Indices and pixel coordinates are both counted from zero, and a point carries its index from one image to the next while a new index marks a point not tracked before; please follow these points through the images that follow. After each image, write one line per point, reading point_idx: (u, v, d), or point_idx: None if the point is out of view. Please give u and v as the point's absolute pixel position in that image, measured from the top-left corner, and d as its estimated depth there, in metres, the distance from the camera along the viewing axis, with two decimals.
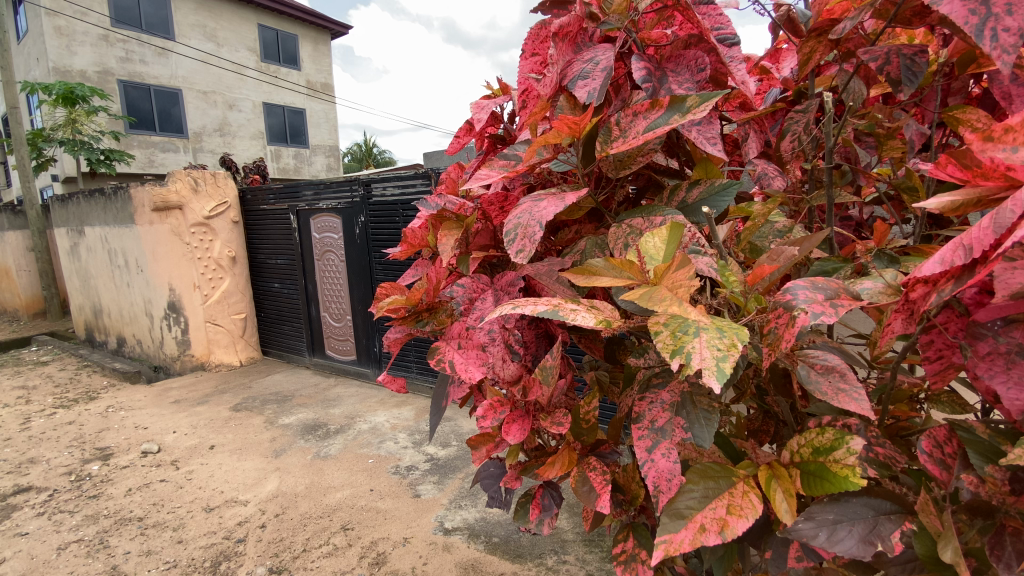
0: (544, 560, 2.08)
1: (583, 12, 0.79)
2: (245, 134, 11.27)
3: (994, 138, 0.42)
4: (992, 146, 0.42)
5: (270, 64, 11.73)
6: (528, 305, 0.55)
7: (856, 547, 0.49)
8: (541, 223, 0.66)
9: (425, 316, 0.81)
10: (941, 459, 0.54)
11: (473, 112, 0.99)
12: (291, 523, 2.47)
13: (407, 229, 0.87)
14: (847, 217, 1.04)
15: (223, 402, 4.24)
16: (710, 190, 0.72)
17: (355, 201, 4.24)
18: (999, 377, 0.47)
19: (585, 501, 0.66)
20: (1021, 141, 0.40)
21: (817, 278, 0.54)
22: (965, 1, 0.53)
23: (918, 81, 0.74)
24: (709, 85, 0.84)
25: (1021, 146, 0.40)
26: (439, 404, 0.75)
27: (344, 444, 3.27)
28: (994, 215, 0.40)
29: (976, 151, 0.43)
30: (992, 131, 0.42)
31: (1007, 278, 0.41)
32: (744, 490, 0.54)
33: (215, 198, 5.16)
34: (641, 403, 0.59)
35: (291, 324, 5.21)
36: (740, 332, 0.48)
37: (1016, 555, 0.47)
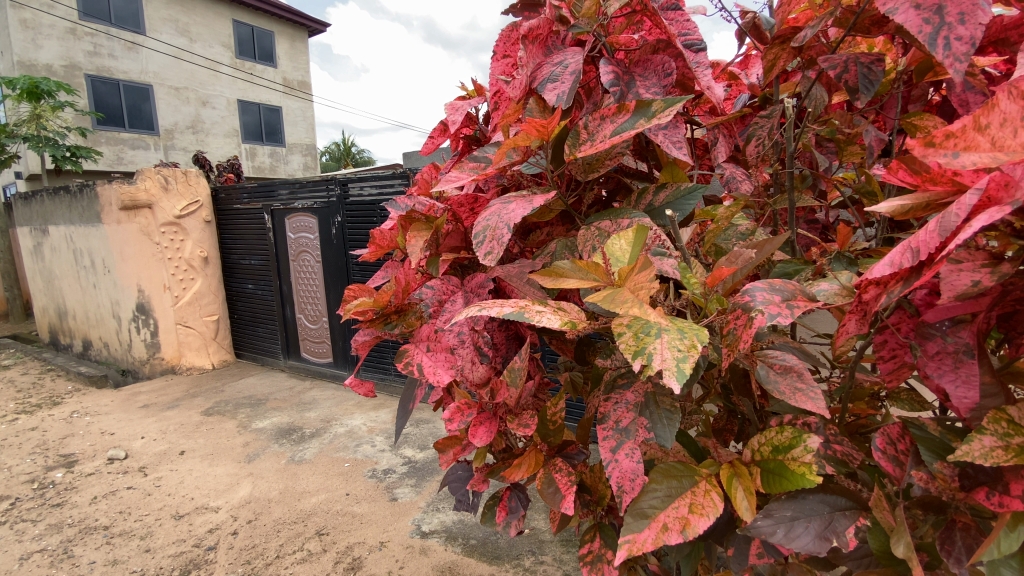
0: (522, 562, 2.08)
1: (553, 15, 0.80)
2: (218, 132, 11.02)
3: (936, 144, 0.43)
4: (934, 152, 0.43)
5: (245, 60, 11.48)
6: (493, 306, 0.55)
7: (813, 543, 0.51)
8: (509, 224, 0.66)
9: (393, 319, 0.80)
10: (894, 455, 0.55)
11: (447, 113, 0.98)
12: (265, 529, 2.42)
13: (375, 230, 0.86)
14: (813, 221, 1.06)
15: (195, 406, 4.12)
16: (677, 193, 0.74)
17: (331, 201, 4.18)
18: (947, 376, 0.49)
19: (550, 503, 0.66)
20: (961, 147, 0.42)
21: (775, 279, 0.54)
22: (918, 11, 0.55)
23: (875, 89, 0.77)
24: (677, 89, 0.85)
25: (961, 152, 0.41)
26: (406, 408, 0.74)
27: (320, 448, 3.22)
28: (941, 218, 0.41)
29: (920, 157, 0.44)
30: (933, 137, 0.43)
31: (952, 280, 0.43)
32: (706, 488, 0.55)
33: (186, 197, 5.02)
34: (606, 404, 0.59)
35: (265, 325, 5.11)
36: (700, 332, 0.49)
37: (965, 550, 0.48)
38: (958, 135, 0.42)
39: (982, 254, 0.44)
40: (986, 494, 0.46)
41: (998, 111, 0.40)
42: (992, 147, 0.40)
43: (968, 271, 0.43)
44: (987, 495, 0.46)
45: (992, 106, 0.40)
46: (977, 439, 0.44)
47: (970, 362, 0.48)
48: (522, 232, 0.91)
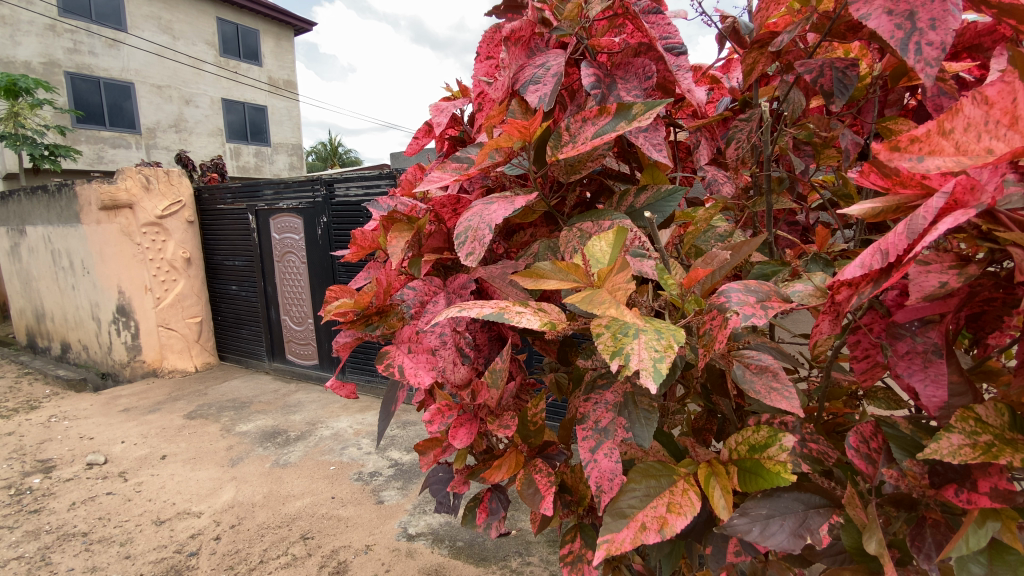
0: (508, 563, 2.07)
1: (535, 17, 0.80)
2: (202, 131, 10.86)
3: (901, 148, 0.43)
4: (899, 156, 0.44)
5: (230, 59, 11.33)
6: (473, 308, 0.55)
7: (788, 541, 0.51)
8: (490, 225, 0.65)
9: (375, 320, 0.79)
10: (867, 454, 0.56)
11: (432, 113, 0.98)
12: (248, 534, 2.39)
13: (357, 231, 0.85)
14: (794, 223, 1.08)
15: (177, 410, 4.05)
16: (657, 196, 0.75)
17: (316, 201, 4.14)
18: (917, 375, 0.50)
19: (530, 503, 0.66)
20: (925, 151, 0.42)
21: (750, 281, 0.55)
22: (891, 17, 0.56)
23: (850, 93, 0.78)
24: (658, 92, 0.86)
25: (925, 156, 0.42)
26: (387, 410, 0.74)
27: (306, 451, 3.18)
28: (908, 221, 0.41)
29: (886, 161, 0.45)
30: (898, 142, 0.44)
31: (920, 281, 0.44)
32: (683, 487, 0.56)
33: (167, 197, 4.94)
34: (586, 404, 0.59)
35: (249, 327, 5.05)
36: (676, 333, 0.49)
37: (935, 546, 0.49)
38: (922, 140, 0.43)
39: (948, 256, 0.45)
40: (955, 491, 0.47)
41: (962, 116, 0.41)
42: (956, 151, 0.41)
43: (936, 272, 0.44)
44: (957, 493, 0.47)
45: (955, 110, 0.41)
46: (946, 437, 0.45)
47: (939, 361, 0.49)
48: (506, 232, 0.91)
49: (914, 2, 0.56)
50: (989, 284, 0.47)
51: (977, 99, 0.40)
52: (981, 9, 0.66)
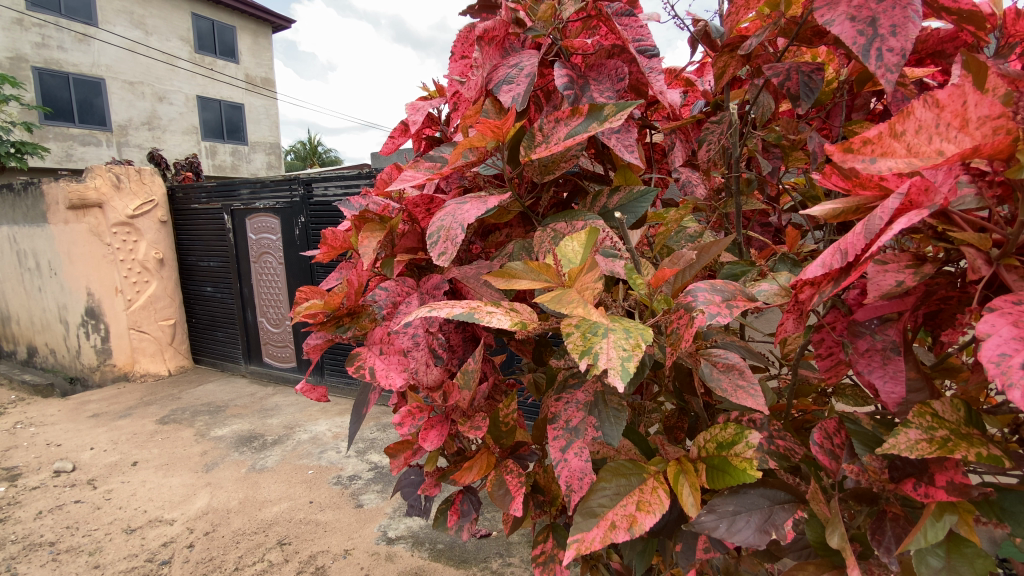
0: (489, 564, 2.07)
1: (510, 16, 0.79)
2: (176, 128, 10.61)
3: (854, 149, 0.43)
4: (853, 157, 0.44)
5: (205, 56, 11.07)
6: (443, 308, 0.54)
7: (753, 536, 0.52)
8: (462, 225, 0.65)
9: (346, 321, 0.78)
10: (831, 449, 0.56)
11: (408, 113, 0.96)
12: (222, 541, 2.34)
13: (327, 231, 0.83)
14: (766, 224, 1.08)
15: (149, 415, 3.94)
16: (629, 196, 0.76)
17: (294, 201, 4.07)
18: (877, 372, 0.51)
19: (501, 505, 0.65)
20: (877, 153, 0.43)
21: (717, 280, 0.56)
22: (853, 23, 0.58)
23: (816, 96, 0.80)
24: (630, 93, 0.86)
25: (878, 158, 0.43)
26: (359, 412, 0.72)
27: (283, 455, 3.13)
28: (866, 221, 0.42)
29: (839, 163, 0.44)
30: (852, 143, 0.44)
31: (878, 280, 0.46)
32: (653, 486, 0.56)
33: (139, 196, 4.79)
34: (557, 404, 0.59)
35: (224, 330, 4.94)
36: (644, 332, 0.50)
37: (895, 539, 0.50)
38: (875, 141, 0.43)
39: (905, 256, 0.46)
40: (913, 485, 0.48)
41: (913, 119, 0.41)
42: (908, 153, 0.42)
43: (893, 271, 0.46)
44: (915, 487, 0.48)
45: (906, 113, 0.41)
46: (903, 432, 0.46)
47: (897, 358, 0.50)
48: (481, 232, 0.91)
49: (876, 9, 0.57)
50: (944, 283, 0.48)
51: (928, 102, 0.40)
52: (941, 16, 0.68)
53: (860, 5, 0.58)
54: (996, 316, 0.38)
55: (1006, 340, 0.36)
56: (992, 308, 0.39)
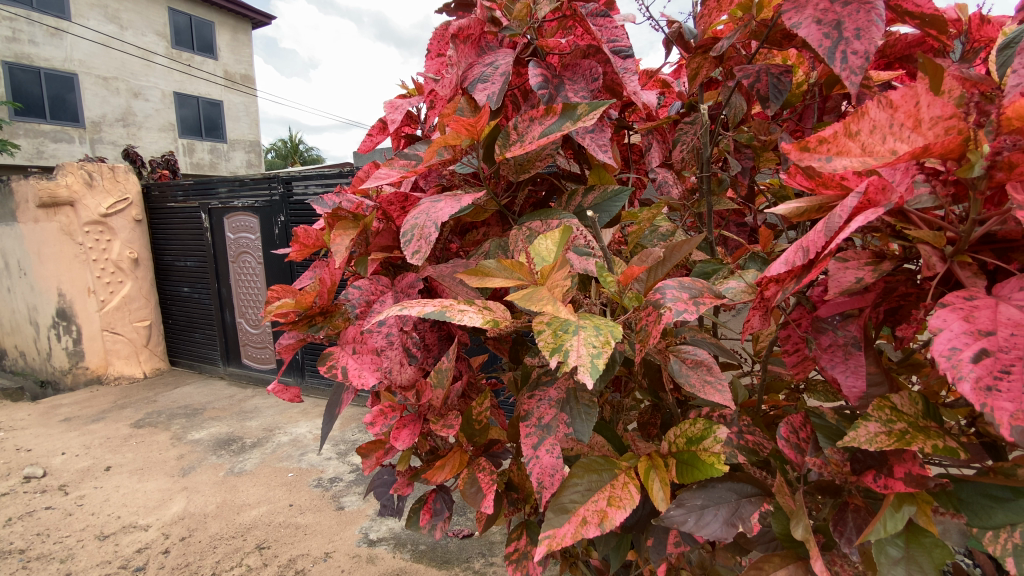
0: (471, 564, 2.06)
1: (484, 16, 0.79)
2: (152, 125, 10.36)
3: (811, 148, 0.45)
4: (809, 156, 0.45)
5: (183, 51, 10.83)
6: (415, 306, 0.54)
7: (720, 529, 0.53)
8: (436, 223, 0.64)
9: (319, 320, 0.77)
10: (796, 443, 0.57)
11: (386, 111, 0.96)
12: (199, 546, 2.29)
13: (300, 229, 0.82)
14: (742, 224, 1.08)
15: (123, 419, 3.85)
16: (604, 196, 0.77)
17: (274, 199, 4.00)
18: (839, 367, 0.52)
19: (472, 502, 0.66)
20: (832, 152, 0.44)
21: (685, 278, 0.57)
22: (819, 26, 0.59)
23: (784, 99, 0.81)
24: (606, 94, 0.87)
25: (833, 157, 0.44)
26: (332, 412, 0.71)
27: (262, 458, 3.08)
28: (826, 219, 0.43)
29: (796, 162, 0.46)
30: (808, 142, 0.45)
31: (838, 277, 0.47)
32: (624, 481, 0.57)
33: (113, 194, 4.66)
34: (530, 401, 0.60)
35: (201, 331, 4.85)
36: (614, 329, 0.51)
37: (855, 530, 0.52)
38: (830, 140, 0.44)
39: (865, 254, 0.48)
40: (873, 477, 0.49)
41: (867, 119, 0.42)
42: (862, 153, 0.43)
43: (853, 268, 0.47)
44: (875, 478, 0.49)
45: (861, 113, 0.42)
46: (864, 425, 0.47)
47: (858, 353, 0.51)
48: (458, 231, 0.91)
49: (841, 13, 0.59)
50: (903, 280, 0.50)
51: (882, 103, 0.41)
52: (905, 20, 0.69)
53: (825, 8, 0.60)
54: (948, 311, 0.39)
55: (956, 334, 0.37)
56: (945, 303, 0.40)
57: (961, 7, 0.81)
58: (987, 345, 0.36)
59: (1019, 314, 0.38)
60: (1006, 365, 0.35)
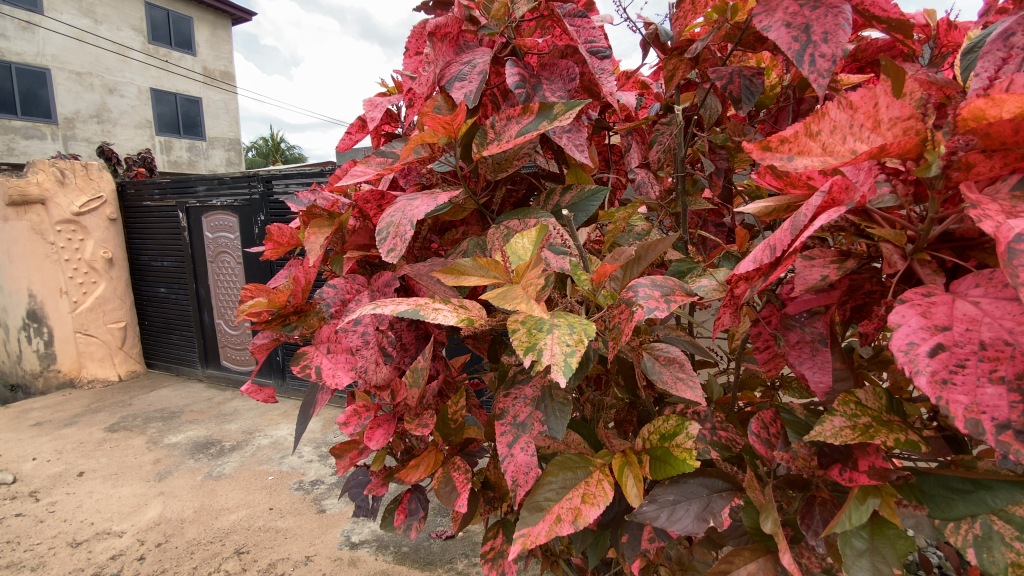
0: (455, 565, 2.05)
1: (462, 14, 0.79)
2: (128, 122, 10.11)
3: (772, 148, 0.46)
4: (772, 155, 0.46)
5: (160, 47, 10.59)
6: (388, 304, 0.53)
7: (692, 524, 0.54)
8: (412, 222, 0.64)
9: (293, 320, 0.76)
10: (766, 438, 0.58)
11: (365, 108, 0.95)
12: (175, 552, 2.24)
13: (273, 227, 0.81)
14: (720, 224, 1.08)
15: (97, 423, 3.75)
16: (581, 195, 0.77)
17: (253, 198, 3.94)
18: (806, 363, 0.53)
19: (447, 502, 0.66)
20: (794, 152, 0.45)
21: (658, 276, 0.57)
22: (788, 29, 0.60)
23: (756, 100, 0.83)
24: (584, 94, 0.87)
25: (794, 157, 0.45)
26: (306, 413, 0.71)
27: (241, 461, 3.03)
28: (792, 219, 0.44)
29: (760, 161, 0.47)
30: (770, 142, 0.46)
31: (804, 274, 0.48)
32: (599, 478, 0.57)
33: (86, 192, 4.55)
34: (505, 399, 0.60)
35: (179, 332, 4.74)
36: (588, 327, 0.51)
37: (822, 522, 0.53)
38: (791, 141, 0.45)
39: (831, 252, 0.49)
40: (839, 470, 0.51)
41: (827, 119, 0.43)
42: (823, 152, 0.44)
43: (819, 266, 0.48)
44: (840, 472, 0.51)
45: (821, 114, 0.43)
46: (829, 420, 0.48)
47: (825, 350, 0.53)
48: (437, 231, 0.90)
49: (810, 16, 0.60)
50: (867, 277, 0.51)
51: (842, 103, 0.42)
52: (873, 25, 0.71)
53: (795, 12, 0.61)
54: (906, 307, 0.40)
55: (914, 329, 0.38)
56: (905, 300, 0.41)
57: (929, 12, 0.84)
58: (942, 339, 0.37)
59: (974, 309, 0.39)
60: (960, 360, 0.36)
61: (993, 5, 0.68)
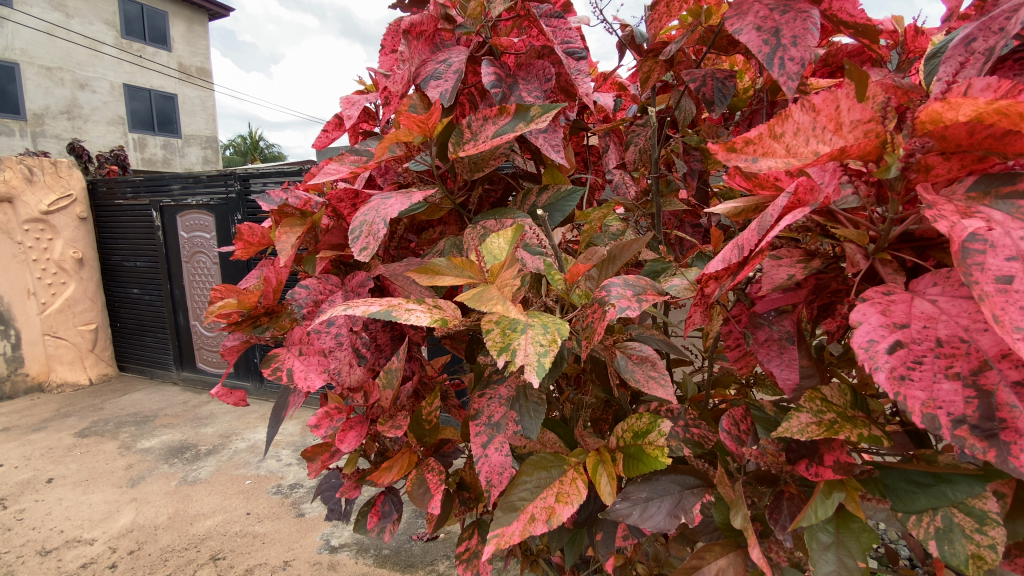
0: (435, 567, 2.03)
1: (438, 12, 0.79)
2: (100, 119, 9.83)
3: (738, 149, 0.46)
4: (737, 156, 0.47)
5: (133, 42, 10.32)
6: (360, 305, 0.52)
7: (664, 521, 0.55)
8: (386, 222, 0.63)
9: (264, 321, 0.75)
10: (737, 435, 0.59)
11: (342, 106, 0.93)
12: (149, 560, 2.18)
13: (243, 226, 0.79)
14: (698, 225, 1.08)
15: (66, 428, 3.63)
16: (558, 195, 0.78)
17: (230, 197, 3.86)
18: (774, 360, 0.54)
19: (420, 503, 0.67)
20: (758, 153, 0.46)
21: (630, 275, 0.58)
22: (758, 33, 0.61)
23: (728, 102, 0.84)
24: (561, 94, 0.87)
25: (758, 158, 0.46)
26: (277, 415, 0.69)
27: (218, 466, 2.97)
28: (759, 219, 0.44)
29: (726, 161, 0.47)
30: (735, 143, 0.46)
31: (771, 273, 0.49)
32: (572, 477, 0.57)
33: (55, 190, 4.42)
34: (480, 399, 0.60)
35: (153, 334, 4.62)
36: (561, 327, 0.51)
37: (789, 517, 0.54)
38: (756, 142, 0.46)
39: (797, 252, 0.50)
40: (806, 465, 0.52)
41: (791, 122, 0.44)
42: (786, 154, 0.44)
43: (786, 266, 0.49)
44: (807, 466, 0.51)
45: (785, 116, 0.44)
46: (796, 416, 0.49)
47: (791, 347, 0.54)
48: (415, 230, 0.90)
49: (780, 21, 0.61)
50: (832, 276, 0.52)
51: (806, 106, 0.43)
52: (841, 29, 0.72)
53: (765, 16, 0.62)
54: (867, 304, 0.41)
55: (874, 327, 0.39)
56: (866, 298, 0.42)
57: (896, 18, 0.87)
58: (901, 337, 0.38)
59: (931, 307, 0.40)
60: (917, 356, 0.37)
61: (955, 11, 0.70)
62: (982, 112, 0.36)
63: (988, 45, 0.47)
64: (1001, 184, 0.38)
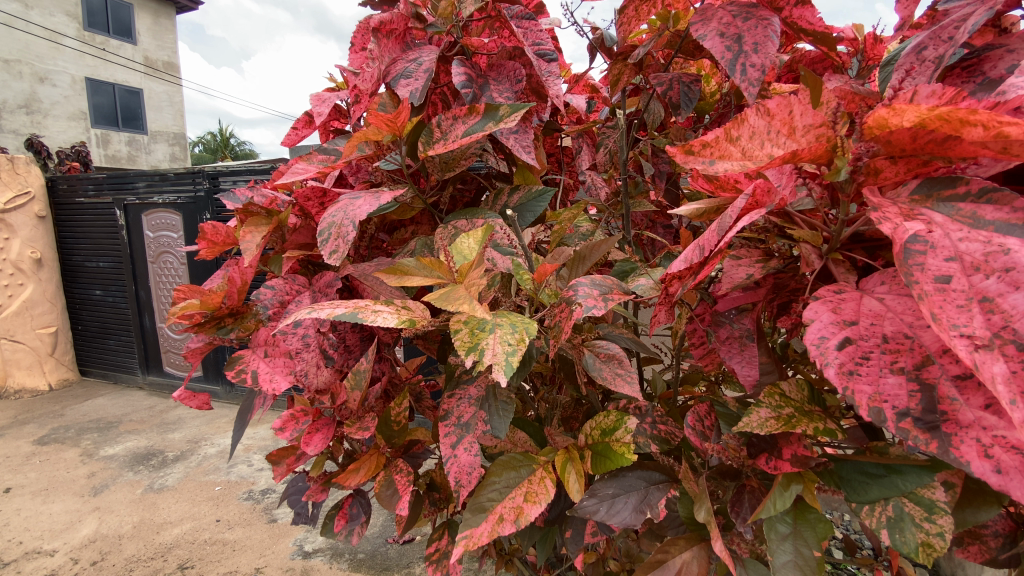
0: (411, 569, 2.02)
1: (409, 11, 0.79)
2: (61, 114, 9.43)
3: (694, 152, 0.48)
4: (695, 159, 0.48)
5: (96, 34, 9.94)
6: (326, 307, 0.52)
7: (630, 516, 0.55)
8: (354, 222, 0.63)
9: (228, 322, 0.73)
10: (701, 431, 0.60)
11: (312, 103, 0.92)
12: (113, 570, 2.11)
13: (207, 225, 0.77)
14: (668, 226, 1.10)
15: (24, 436, 3.48)
16: (529, 195, 0.78)
17: (197, 195, 3.75)
18: (735, 357, 0.56)
19: (388, 505, 0.66)
20: (715, 155, 0.47)
21: (597, 275, 0.59)
22: (721, 39, 0.63)
23: (694, 105, 0.86)
24: (532, 95, 0.88)
25: (716, 160, 0.47)
26: (243, 419, 0.68)
27: (186, 472, 2.88)
28: (719, 220, 0.45)
29: (684, 163, 0.49)
30: (693, 146, 0.48)
31: (731, 273, 0.50)
32: (541, 476, 0.58)
33: (12, 188, 4.24)
34: (450, 400, 0.60)
35: (117, 337, 4.47)
36: (529, 325, 0.51)
37: (749, 509, 0.55)
38: (712, 145, 0.47)
39: (756, 252, 0.52)
40: (766, 459, 0.54)
41: (747, 125, 0.45)
42: (742, 157, 0.46)
43: (745, 265, 0.51)
44: (767, 460, 0.53)
45: (741, 120, 0.45)
46: (755, 411, 0.50)
47: (751, 344, 0.56)
48: (386, 229, 0.89)
49: (742, 28, 0.63)
50: (790, 276, 0.54)
51: (760, 110, 0.44)
52: (801, 36, 0.74)
53: (729, 23, 0.64)
54: (819, 302, 0.43)
55: (825, 324, 0.41)
56: (819, 297, 0.44)
57: (856, 27, 0.90)
58: (850, 334, 0.40)
59: (879, 305, 0.41)
60: (865, 352, 0.39)
61: (908, 21, 0.72)
62: (924, 118, 0.37)
63: (937, 53, 0.50)
64: (942, 188, 0.40)
